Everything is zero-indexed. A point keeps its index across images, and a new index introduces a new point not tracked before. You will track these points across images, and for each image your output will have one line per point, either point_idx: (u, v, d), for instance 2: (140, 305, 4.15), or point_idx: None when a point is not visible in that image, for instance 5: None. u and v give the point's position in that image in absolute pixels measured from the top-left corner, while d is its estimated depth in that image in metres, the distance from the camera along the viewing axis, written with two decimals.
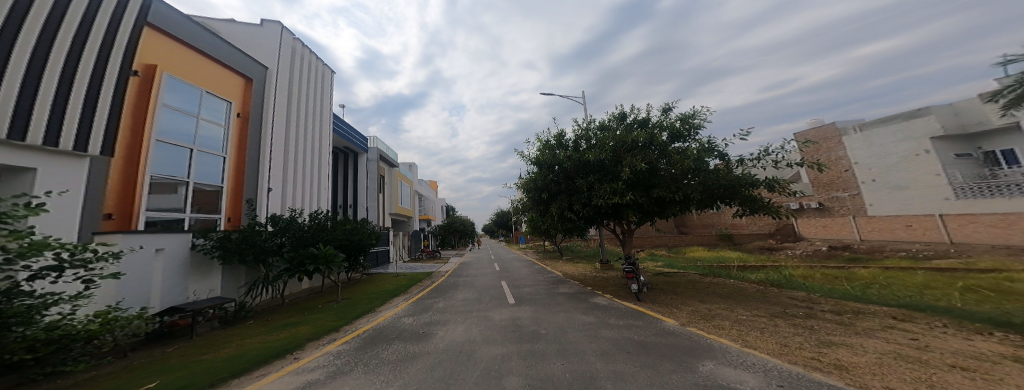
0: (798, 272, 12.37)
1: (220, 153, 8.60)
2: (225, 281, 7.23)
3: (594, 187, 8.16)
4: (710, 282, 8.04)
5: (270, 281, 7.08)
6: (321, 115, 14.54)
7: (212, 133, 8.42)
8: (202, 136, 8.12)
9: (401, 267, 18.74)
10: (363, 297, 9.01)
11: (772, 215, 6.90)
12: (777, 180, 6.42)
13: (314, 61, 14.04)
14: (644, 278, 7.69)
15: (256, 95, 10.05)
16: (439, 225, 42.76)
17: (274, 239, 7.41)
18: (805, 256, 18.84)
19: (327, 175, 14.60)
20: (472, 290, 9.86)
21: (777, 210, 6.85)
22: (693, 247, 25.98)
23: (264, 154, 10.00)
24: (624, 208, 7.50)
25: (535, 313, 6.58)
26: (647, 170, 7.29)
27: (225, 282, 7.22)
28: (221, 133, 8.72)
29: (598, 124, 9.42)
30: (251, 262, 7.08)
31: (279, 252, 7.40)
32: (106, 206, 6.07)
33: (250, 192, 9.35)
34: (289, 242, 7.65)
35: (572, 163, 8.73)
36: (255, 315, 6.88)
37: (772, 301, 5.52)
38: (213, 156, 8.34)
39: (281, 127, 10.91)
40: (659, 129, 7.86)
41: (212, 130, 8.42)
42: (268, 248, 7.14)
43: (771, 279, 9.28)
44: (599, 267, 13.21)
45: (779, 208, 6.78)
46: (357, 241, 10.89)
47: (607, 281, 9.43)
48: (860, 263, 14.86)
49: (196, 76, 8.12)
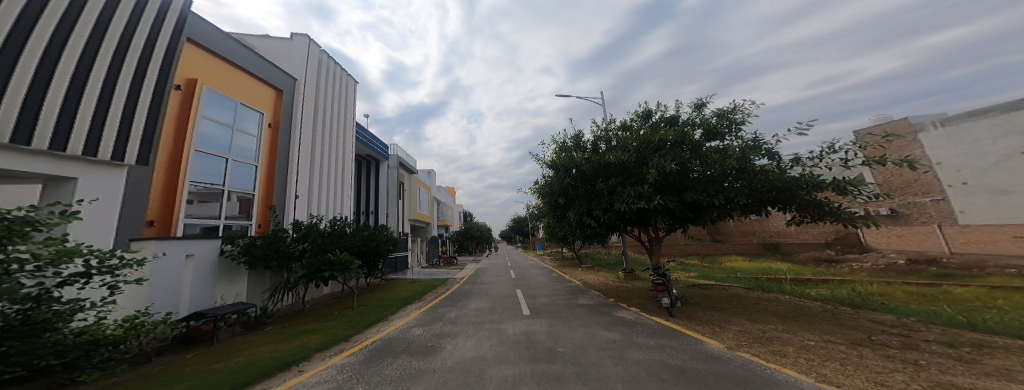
0: (861, 288, 10.60)
1: (253, 162, 9.00)
2: (250, 286, 7.34)
3: (616, 193, 7.31)
4: (756, 297, 6.94)
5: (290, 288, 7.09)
6: (345, 126, 15.14)
7: (245, 143, 8.84)
8: (237, 147, 8.53)
9: (422, 274, 18.80)
10: (377, 304, 8.85)
11: (843, 224, 5.69)
12: (850, 181, 5.30)
13: (339, 73, 14.75)
14: (676, 291, 6.75)
15: (285, 106, 10.60)
16: (459, 231, 43.09)
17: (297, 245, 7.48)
18: (875, 270, 16.18)
19: (350, 183, 15.04)
20: (486, 299, 9.39)
21: (849, 217, 5.67)
22: (732, 257, 23.56)
23: (292, 163, 10.45)
24: (652, 215, 6.60)
25: (552, 327, 5.94)
26: (678, 172, 6.44)
27: (250, 288, 7.33)
28: (254, 142, 9.17)
29: (618, 125, 8.67)
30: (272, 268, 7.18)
31: (299, 258, 7.49)
32: (149, 213, 6.37)
33: (279, 199, 9.70)
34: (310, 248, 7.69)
35: (591, 165, 8.04)
36: (276, 321, 6.83)
37: (850, 325, 4.46)
38: (246, 165, 8.70)
39: (307, 137, 11.41)
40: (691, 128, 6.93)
41: (246, 141, 8.84)
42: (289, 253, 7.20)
43: (830, 295, 7.94)
44: (621, 276, 12.22)
45: (853, 214, 5.57)
46: (373, 247, 10.91)
47: (633, 293, 8.55)
48: (954, 281, 12.32)
49: (232, 89, 8.63)
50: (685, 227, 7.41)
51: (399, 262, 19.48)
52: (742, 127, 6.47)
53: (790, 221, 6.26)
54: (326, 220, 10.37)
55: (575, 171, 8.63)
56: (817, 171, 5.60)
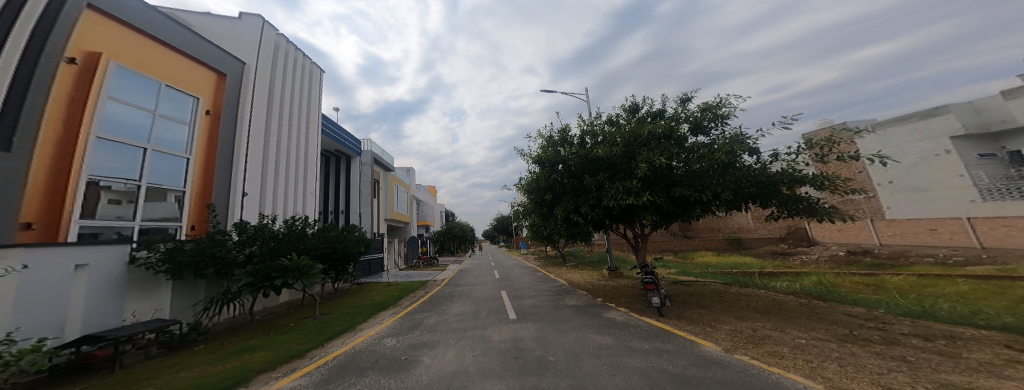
0: (822, 280, 11.45)
1: (183, 154, 7.66)
2: (177, 299, 6.24)
3: (604, 190, 7.16)
4: (737, 292, 7.12)
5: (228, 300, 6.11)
6: (309, 116, 13.77)
7: (171, 131, 7.43)
8: (159, 136, 7.11)
9: (398, 276, 17.79)
10: (345, 312, 8.00)
11: (821, 219, 5.83)
12: (828, 176, 5.38)
13: (301, 59, 13.39)
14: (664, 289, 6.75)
15: (229, 91, 9.25)
16: (438, 231, 41.88)
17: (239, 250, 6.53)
18: (823, 262, 17.86)
19: (314, 177, 13.75)
20: (468, 303, 8.90)
21: (827, 210, 5.78)
22: (701, 252, 24.99)
23: (237, 156, 9.16)
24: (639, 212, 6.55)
25: (539, 333, 5.62)
26: (665, 167, 6.39)
27: (176, 300, 6.22)
28: (185, 131, 7.80)
29: (606, 121, 8.56)
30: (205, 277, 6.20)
31: (240, 264, 6.60)
32: (23, 213, 4.93)
33: (220, 197, 8.43)
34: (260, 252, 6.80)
35: (578, 161, 7.93)
36: (211, 338, 5.97)
37: (830, 320, 4.51)
38: (170, 158, 7.31)
39: (259, 127, 10.09)
40: (676, 123, 6.86)
41: (172, 128, 7.43)
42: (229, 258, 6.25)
43: (801, 288, 8.37)
44: (606, 274, 12.28)
45: (830, 208, 5.69)
46: (341, 249, 9.92)
47: (620, 292, 8.51)
48: (887, 270, 13.87)
49: (154, 67, 7.23)
50: (671, 224, 7.42)
51: (371, 263, 18.31)
52: (726, 122, 6.50)
53: (769, 216, 6.39)
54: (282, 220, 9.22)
55: (562, 167, 8.63)
56: (797, 165, 5.68)
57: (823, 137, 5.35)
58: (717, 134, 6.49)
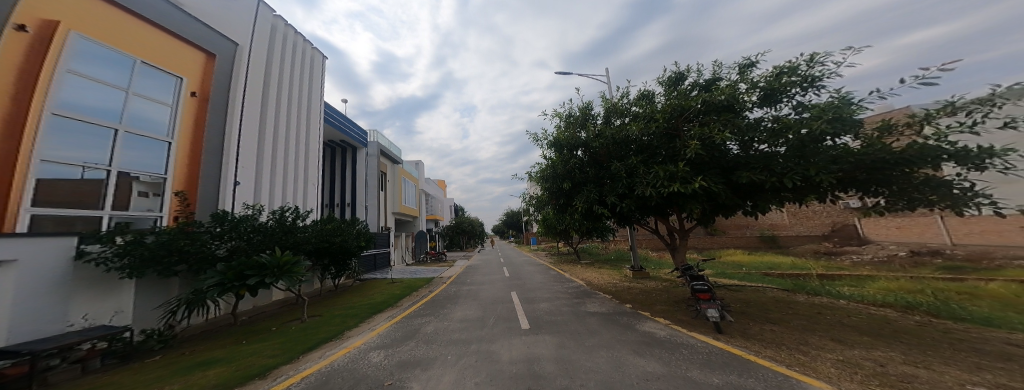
0: (890, 285, 9.71)
1: (164, 138, 7.09)
2: (139, 301, 5.56)
3: (637, 177, 5.84)
4: (804, 301, 5.72)
5: (194, 301, 5.32)
6: (309, 106, 13.35)
7: (147, 111, 6.80)
8: (133, 114, 6.44)
9: (405, 273, 17.08)
10: (336, 314, 7.11)
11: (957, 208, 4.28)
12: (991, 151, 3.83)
13: (301, 47, 12.90)
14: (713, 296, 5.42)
15: (219, 72, 8.68)
16: (449, 227, 41.46)
17: (218, 244, 5.92)
18: (875, 264, 15.81)
19: (314, 169, 13.21)
20: (474, 305, 7.88)
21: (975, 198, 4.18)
22: (729, 250, 23.02)
23: (229, 143, 8.71)
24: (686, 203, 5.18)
25: (560, 350, 4.46)
26: (718, 147, 5.10)
27: (137, 302, 5.53)
28: (166, 113, 7.24)
29: (637, 96, 7.24)
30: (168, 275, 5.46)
31: (211, 260, 5.80)
32: None
33: (207, 187, 7.91)
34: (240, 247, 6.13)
35: (604, 143, 6.77)
36: (173, 348, 5.18)
37: (990, 353, 3.07)
38: (144, 140, 6.64)
39: (252, 114, 9.63)
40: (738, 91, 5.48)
41: (148, 108, 6.80)
42: (204, 253, 5.65)
43: (877, 296, 6.85)
44: (629, 275, 11.00)
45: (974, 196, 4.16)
46: (337, 244, 9.29)
47: (651, 297, 7.26)
48: (964, 274, 11.74)
49: (130, 42, 6.58)
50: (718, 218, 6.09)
51: (376, 259, 17.65)
52: (812, 87, 5.04)
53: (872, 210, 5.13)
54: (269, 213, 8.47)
55: (584, 151, 7.47)
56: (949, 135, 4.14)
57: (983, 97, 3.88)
58: (799, 105, 5.12)
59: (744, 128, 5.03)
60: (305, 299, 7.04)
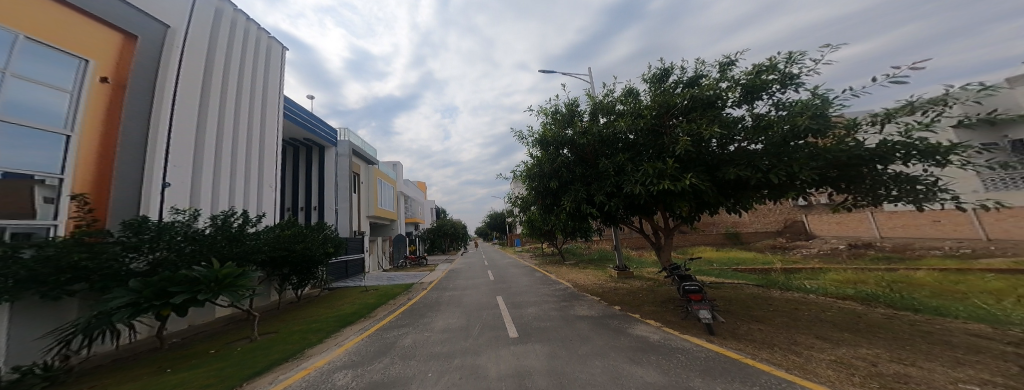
0: (849, 277, 10.53)
1: (62, 130, 6.12)
2: (16, 330, 4.45)
3: (626, 174, 5.76)
4: (782, 297, 5.97)
5: (92, 328, 4.44)
6: (265, 98, 12.13)
7: (38, 97, 5.76)
8: (15, 100, 5.35)
9: (380, 279, 16.06)
10: (296, 330, 6.34)
11: (921, 203, 4.54)
12: (950, 149, 4.06)
13: (254, 32, 11.69)
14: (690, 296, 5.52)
15: (140, 58, 7.79)
16: (427, 229, 40.18)
17: (125, 256, 5.22)
18: (823, 257, 17.40)
19: (271, 168, 12.05)
20: (457, 313, 7.46)
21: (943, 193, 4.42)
22: (700, 247, 24.38)
23: (155, 139, 7.88)
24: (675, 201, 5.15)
25: (551, 361, 4.21)
26: (702, 145, 5.15)
27: (13, 333, 4.41)
28: (65, 100, 6.26)
29: (622, 94, 7.22)
30: (58, 297, 4.63)
31: (115, 277, 5.08)
32: None
33: (124, 187, 7.10)
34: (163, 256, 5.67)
35: (591, 139, 6.71)
36: (78, 385, 4.26)
37: (961, 346, 3.24)
38: (32, 132, 5.59)
39: (184, 105, 8.72)
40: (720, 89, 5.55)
41: (40, 94, 5.80)
42: (109, 268, 4.96)
43: (844, 290, 7.32)
44: (614, 275, 11.08)
45: (939, 190, 4.41)
46: (298, 252, 8.51)
47: (639, 299, 7.31)
48: (899, 265, 13.13)
49: (19, 16, 5.53)
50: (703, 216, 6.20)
51: (348, 266, 16.44)
52: (789, 85, 5.21)
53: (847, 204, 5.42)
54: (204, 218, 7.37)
55: (569, 150, 7.37)
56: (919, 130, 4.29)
57: (936, 96, 4.08)
58: (778, 101, 5.26)
59: (728, 125, 5.11)
60: (257, 316, 6.06)
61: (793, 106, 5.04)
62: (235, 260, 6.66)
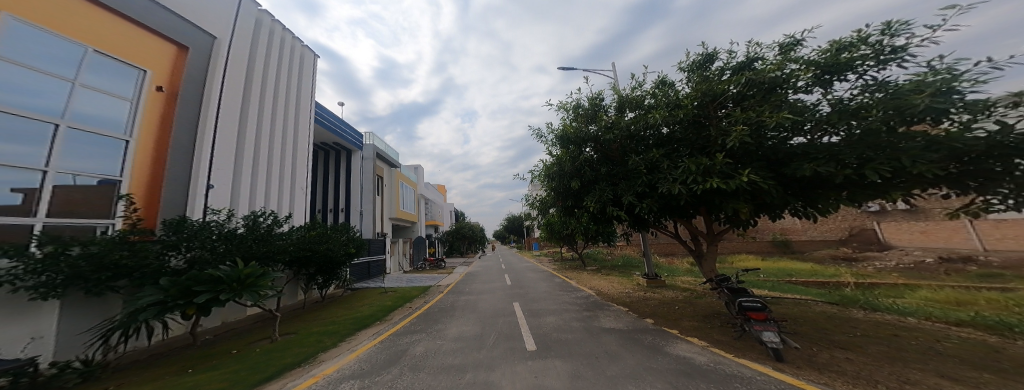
0: (933, 295, 8.79)
1: (122, 136, 6.45)
2: (67, 322, 4.65)
3: (659, 179, 4.96)
4: (860, 319, 4.85)
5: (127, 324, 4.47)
6: (298, 105, 12.70)
7: (99, 105, 6.09)
8: (79, 107, 5.69)
9: (401, 280, 16.18)
10: (313, 332, 6.26)
11: None
12: None
13: (289, 43, 12.32)
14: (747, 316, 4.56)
15: (191, 68, 8.21)
16: (450, 232, 40.64)
17: (165, 255, 5.28)
18: (901, 270, 14.84)
19: (303, 172, 12.57)
20: (472, 319, 7.00)
21: None
22: (741, 256, 22.06)
23: (203, 143, 8.24)
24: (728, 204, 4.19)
25: (575, 382, 3.55)
26: (761, 137, 4.25)
27: (63, 324, 4.61)
28: (126, 107, 6.59)
29: (654, 86, 6.45)
30: (101, 292, 4.73)
31: (158, 274, 5.10)
32: None
33: (175, 189, 7.41)
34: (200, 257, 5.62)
35: (618, 133, 5.96)
36: (103, 381, 4.29)
37: None
38: (93, 137, 5.92)
39: (228, 112, 9.15)
40: (785, 71, 4.57)
41: (102, 102, 6.14)
42: (153, 266, 4.97)
43: (936, 311, 5.95)
44: (642, 284, 10.11)
45: None
46: (321, 253, 8.60)
47: (674, 312, 6.39)
48: (1009, 283, 10.73)
49: (86, 29, 5.89)
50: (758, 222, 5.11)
51: (371, 266, 16.80)
52: (885, 63, 4.14)
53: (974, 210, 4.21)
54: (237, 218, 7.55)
55: (593, 147, 6.69)
56: None
57: None
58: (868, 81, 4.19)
59: (800, 114, 4.12)
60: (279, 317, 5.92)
61: (892, 85, 3.96)
62: (263, 260, 6.66)
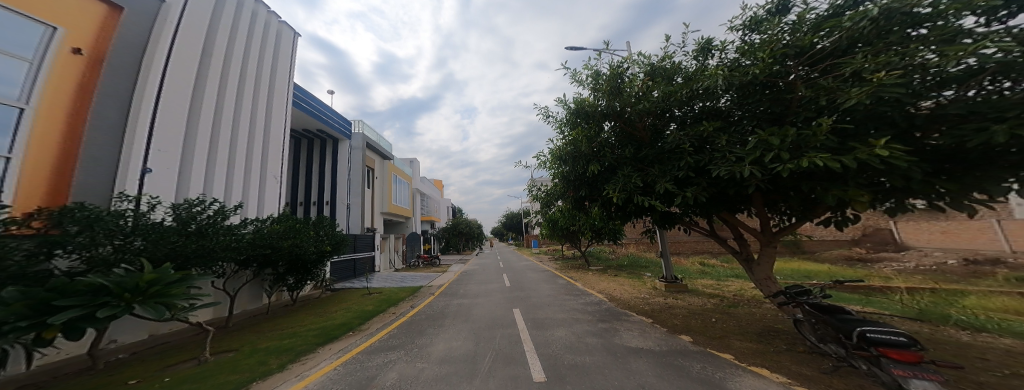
0: (997, 304, 7.60)
1: (16, 103, 5.03)
2: None
3: (714, 160, 3.90)
4: (985, 347, 3.62)
5: None
6: (272, 84, 11.28)
7: None
8: None
9: (390, 279, 14.81)
10: (261, 349, 5.09)
11: None
12: None
13: (263, 14, 10.89)
14: (823, 342, 3.42)
15: (126, 33, 6.87)
16: (445, 228, 39.21)
17: (45, 254, 4.07)
18: (924, 273, 13.86)
19: (276, 159, 11.13)
20: (465, 332, 5.75)
21: None
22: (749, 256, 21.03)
23: (138, 121, 6.91)
24: (828, 187, 3.00)
25: None
26: (900, 87, 3.01)
27: None
28: (24, 70, 5.15)
29: (692, 52, 5.29)
30: None
31: (18, 277, 3.66)
32: None
33: (90, 172, 6.06)
34: (103, 258, 4.56)
35: (651, 104, 4.79)
36: None
37: None
38: None
39: (177, 85, 7.76)
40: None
41: None
42: (32, 268, 3.81)
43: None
44: (661, 288, 8.89)
45: None
46: (285, 250, 7.32)
47: (717, 327, 5.23)
48: None
49: None
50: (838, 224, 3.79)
51: (355, 264, 15.48)
52: None
53: None
54: (162, 209, 6.25)
55: (615, 123, 5.54)
56: None
57: None
58: None
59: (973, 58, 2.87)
60: (212, 332, 4.75)
61: None
62: (193, 261, 5.54)
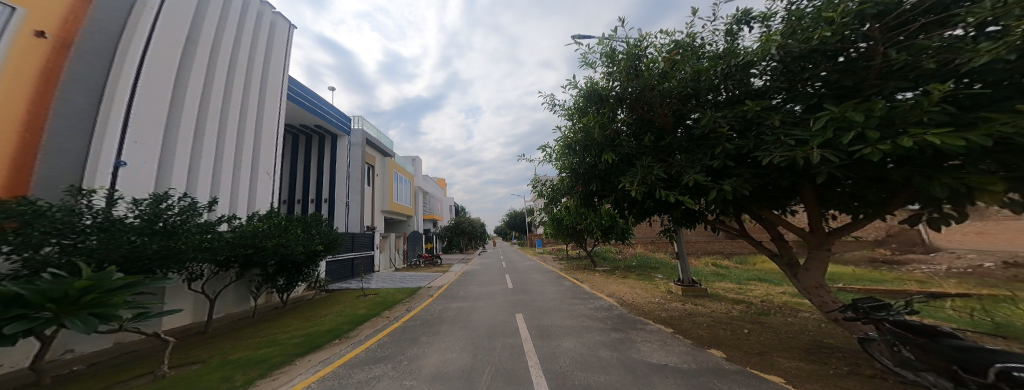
0: None
1: None
2: None
3: (764, 145, 3.19)
4: None
5: None
6: (264, 77, 10.73)
7: None
8: None
9: (388, 279, 14.28)
10: (230, 361, 4.48)
11: None
12: None
13: (253, 4, 10.35)
14: (910, 371, 2.72)
15: (96, 17, 6.33)
16: (449, 226, 38.75)
17: None
18: (958, 276, 12.86)
19: (268, 155, 10.59)
20: (461, 342, 5.10)
21: None
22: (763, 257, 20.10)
23: (111, 110, 6.31)
24: (933, 173, 2.28)
25: None
26: None
27: None
28: None
29: (725, 26, 4.51)
30: None
31: None
32: None
33: (53, 165, 5.47)
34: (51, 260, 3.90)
35: (677, 83, 4.09)
36: None
37: None
38: None
39: (158, 74, 7.18)
40: None
41: None
42: None
43: None
44: (677, 292, 8.16)
45: None
46: (269, 250, 6.74)
47: (750, 339, 4.54)
48: None
49: None
50: (930, 224, 2.72)
51: (353, 264, 14.99)
52: None
53: None
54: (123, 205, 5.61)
55: (628, 106, 4.83)
56: None
57: None
58: None
59: None
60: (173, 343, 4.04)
61: None
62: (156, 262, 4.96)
